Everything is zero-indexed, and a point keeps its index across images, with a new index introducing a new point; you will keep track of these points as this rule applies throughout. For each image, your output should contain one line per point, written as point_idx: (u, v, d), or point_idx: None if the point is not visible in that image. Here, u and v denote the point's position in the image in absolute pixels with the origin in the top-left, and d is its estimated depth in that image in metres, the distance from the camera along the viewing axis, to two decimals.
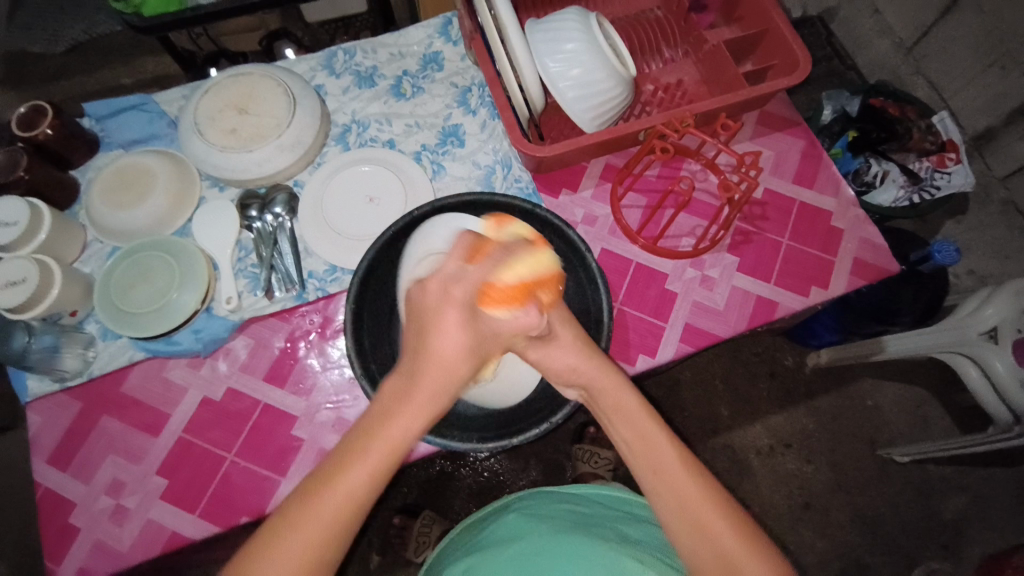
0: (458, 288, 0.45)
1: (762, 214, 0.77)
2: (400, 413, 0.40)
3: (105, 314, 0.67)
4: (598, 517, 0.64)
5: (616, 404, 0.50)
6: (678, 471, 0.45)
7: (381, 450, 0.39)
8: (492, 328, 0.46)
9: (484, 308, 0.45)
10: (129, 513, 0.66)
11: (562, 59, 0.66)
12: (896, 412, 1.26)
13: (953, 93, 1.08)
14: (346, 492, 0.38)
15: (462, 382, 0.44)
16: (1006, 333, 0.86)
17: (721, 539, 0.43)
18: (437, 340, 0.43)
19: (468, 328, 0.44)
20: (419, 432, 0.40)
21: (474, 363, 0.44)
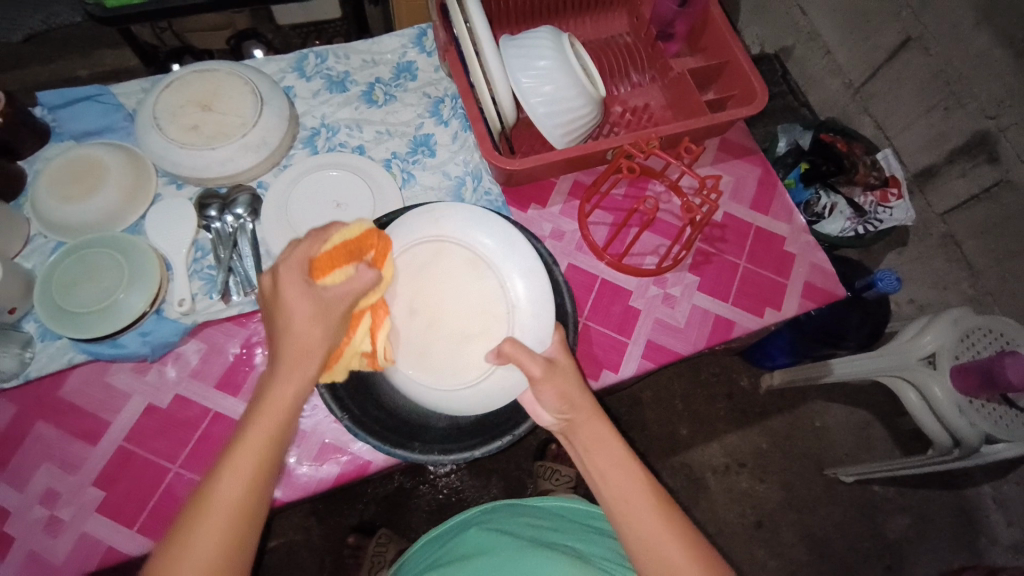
0: (285, 267, 0.48)
1: (721, 237, 0.79)
2: (270, 392, 0.46)
3: (45, 313, 0.63)
4: (559, 533, 0.64)
5: (596, 440, 0.52)
6: (650, 504, 0.50)
7: (253, 442, 0.44)
8: (333, 289, 0.49)
9: (316, 279, 0.49)
10: (60, 527, 0.62)
11: (534, 76, 0.67)
12: (843, 433, 1.31)
13: (896, 133, 1.16)
14: (221, 492, 0.43)
15: (320, 349, 0.48)
16: (944, 359, 0.93)
17: (687, 566, 0.48)
18: (288, 324, 0.47)
19: (309, 298, 0.48)
20: (293, 398, 0.47)
21: (324, 326, 0.48)
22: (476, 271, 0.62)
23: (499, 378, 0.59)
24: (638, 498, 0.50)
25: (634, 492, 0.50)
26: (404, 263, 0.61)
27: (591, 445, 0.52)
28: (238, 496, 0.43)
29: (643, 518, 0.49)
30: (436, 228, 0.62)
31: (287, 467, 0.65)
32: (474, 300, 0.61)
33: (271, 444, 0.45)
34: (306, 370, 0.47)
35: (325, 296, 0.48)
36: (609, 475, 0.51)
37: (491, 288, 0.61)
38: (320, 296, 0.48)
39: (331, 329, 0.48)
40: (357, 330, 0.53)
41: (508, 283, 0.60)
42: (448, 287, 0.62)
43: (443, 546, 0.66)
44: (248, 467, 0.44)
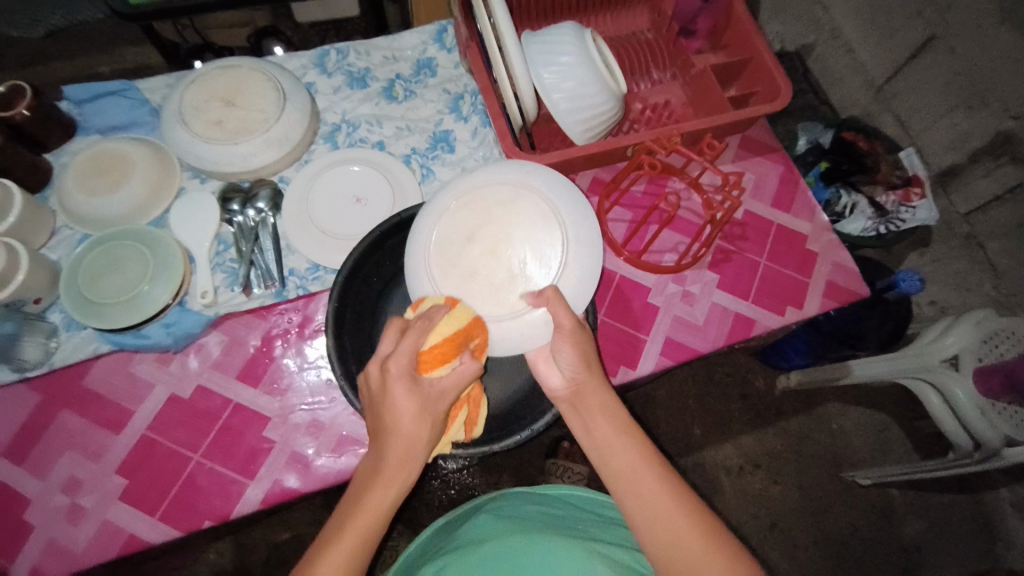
0: (395, 364, 0.48)
1: (741, 235, 0.79)
2: (373, 486, 0.48)
3: (72, 304, 0.65)
4: (571, 520, 0.64)
5: (602, 409, 0.54)
6: (648, 472, 0.51)
7: (348, 536, 0.47)
8: (439, 388, 0.50)
9: (423, 373, 0.50)
10: (85, 513, 0.63)
11: (556, 71, 0.67)
12: (860, 435, 1.29)
13: (919, 132, 1.14)
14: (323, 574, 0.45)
15: (423, 444, 0.49)
16: (967, 361, 0.91)
17: (683, 531, 0.49)
18: (392, 423, 0.48)
19: (416, 398, 0.48)
20: (395, 497, 0.48)
21: (428, 423, 0.49)
22: (546, 223, 0.61)
23: (523, 325, 0.59)
24: (639, 467, 0.52)
25: (635, 461, 0.52)
26: (478, 193, 0.63)
27: (596, 414, 0.54)
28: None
29: (643, 484, 0.51)
30: (523, 176, 0.63)
31: (306, 459, 0.66)
32: (536, 250, 0.61)
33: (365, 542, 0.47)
34: (408, 472, 0.48)
35: (431, 397, 0.49)
36: (614, 442, 0.53)
37: (554, 244, 0.61)
38: (426, 395, 0.49)
39: (433, 431, 0.49)
40: (455, 423, 0.54)
41: (570, 244, 0.60)
42: (515, 228, 0.61)
43: (453, 532, 0.66)
44: (341, 562, 0.46)
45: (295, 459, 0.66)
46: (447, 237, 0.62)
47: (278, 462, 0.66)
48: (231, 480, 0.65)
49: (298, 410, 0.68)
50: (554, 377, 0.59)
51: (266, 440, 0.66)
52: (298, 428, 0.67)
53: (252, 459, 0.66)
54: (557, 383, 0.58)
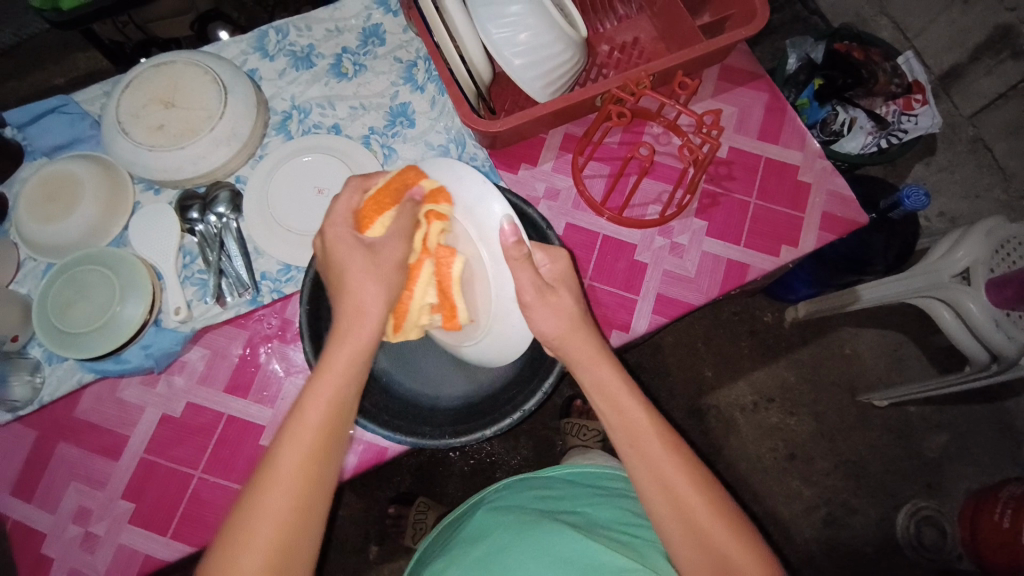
0: (335, 225, 0.53)
1: (728, 174, 0.74)
2: (334, 350, 0.48)
3: (48, 337, 0.63)
4: (568, 502, 0.63)
5: (602, 377, 0.53)
6: (656, 441, 0.51)
7: (319, 405, 0.46)
8: (381, 240, 0.53)
9: (363, 230, 0.54)
10: (100, 539, 0.64)
11: (507, 24, 0.61)
12: (873, 357, 1.27)
13: (918, 32, 1.08)
14: (288, 440, 0.45)
15: (375, 299, 0.50)
16: (978, 273, 0.87)
17: (689, 498, 0.49)
18: (346, 278, 0.51)
19: (360, 247, 0.52)
20: (355, 357, 0.48)
21: (374, 273, 0.51)
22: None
23: (499, 321, 0.59)
24: (649, 439, 0.51)
25: (645, 431, 0.51)
26: None
27: (615, 391, 0.53)
28: (308, 456, 0.45)
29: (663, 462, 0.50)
30: None
31: None
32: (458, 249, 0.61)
33: (340, 395, 0.47)
34: (368, 327, 0.50)
35: (378, 249, 0.52)
36: (622, 409, 0.52)
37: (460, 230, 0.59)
38: (372, 249, 0.52)
39: (388, 284, 0.52)
40: (417, 282, 0.58)
41: (469, 216, 0.58)
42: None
43: (458, 528, 0.66)
44: (318, 417, 0.46)
45: None
46: None
47: None
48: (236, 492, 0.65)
49: None
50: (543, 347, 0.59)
51: (264, 448, 0.66)
52: None
53: (253, 468, 0.66)
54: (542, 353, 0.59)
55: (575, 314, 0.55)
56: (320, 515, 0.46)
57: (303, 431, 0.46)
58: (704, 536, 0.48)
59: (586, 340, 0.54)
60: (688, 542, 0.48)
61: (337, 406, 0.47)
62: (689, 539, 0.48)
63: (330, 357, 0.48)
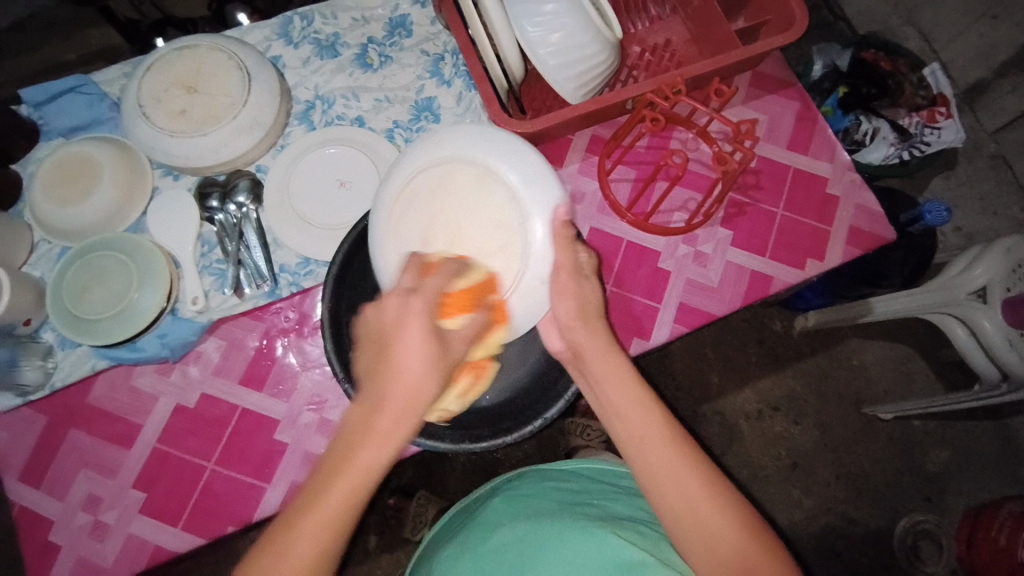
0: (413, 304, 0.46)
1: (756, 184, 0.73)
2: (368, 440, 0.43)
3: (61, 322, 0.62)
4: (586, 495, 0.63)
5: (606, 369, 0.51)
6: (661, 438, 0.49)
7: (327, 517, 0.41)
8: (455, 341, 0.49)
9: (443, 318, 0.49)
10: (110, 528, 0.63)
11: (541, 22, 0.59)
12: (880, 369, 1.27)
13: (944, 45, 1.08)
14: (299, 549, 0.41)
15: (428, 398, 0.45)
16: (995, 292, 0.87)
17: (692, 492, 0.47)
18: (399, 368, 0.44)
19: (435, 338, 0.46)
20: (389, 459, 0.43)
21: (437, 377, 0.46)
22: (484, 186, 0.59)
23: (523, 298, 0.56)
24: (653, 432, 0.49)
25: (647, 426, 0.49)
26: (412, 188, 0.59)
27: (618, 381, 0.51)
28: (304, 563, 0.41)
29: (665, 453, 0.48)
30: (437, 148, 0.59)
31: (319, 459, 0.65)
32: (489, 219, 0.58)
33: (356, 499, 0.42)
34: (399, 437, 0.44)
35: (449, 343, 0.48)
36: (625, 403, 0.50)
37: (503, 204, 0.58)
38: (445, 347, 0.47)
39: (439, 386, 0.46)
40: (456, 386, 0.55)
41: (520, 191, 0.58)
42: (462, 208, 0.59)
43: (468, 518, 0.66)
44: (322, 540, 0.41)
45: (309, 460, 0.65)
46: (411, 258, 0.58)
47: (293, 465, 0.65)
48: (249, 485, 0.64)
49: (305, 411, 0.66)
50: (555, 337, 0.57)
51: (278, 442, 0.65)
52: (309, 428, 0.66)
53: (266, 462, 0.65)
54: (557, 344, 0.56)
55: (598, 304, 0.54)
56: None
57: (317, 534, 0.41)
58: (702, 524, 0.46)
59: (602, 327, 0.54)
60: (691, 536, 0.46)
61: (351, 515, 0.42)
62: (687, 527, 0.47)
63: (354, 452, 0.43)
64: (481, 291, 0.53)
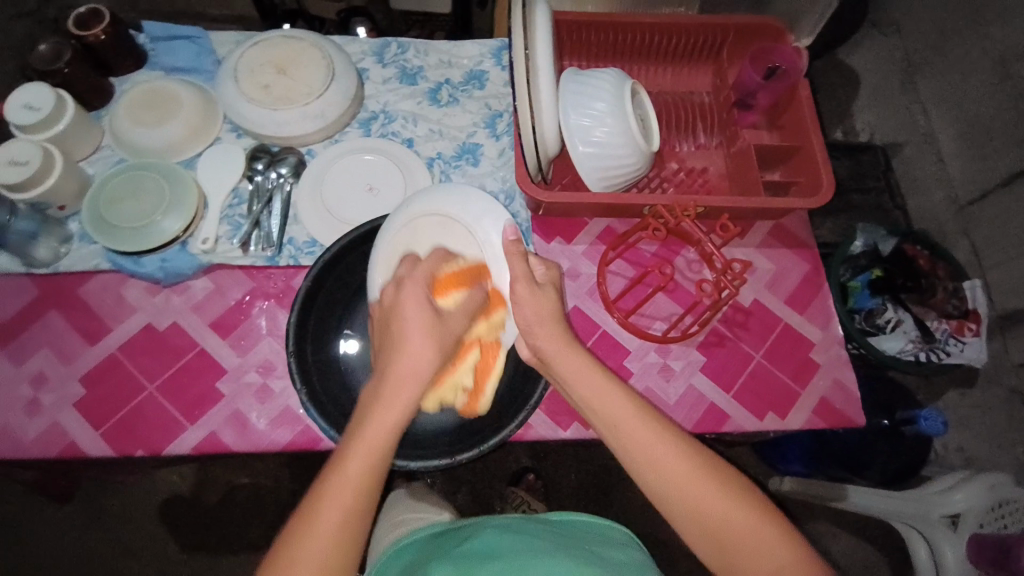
0: (409, 276, 0.55)
1: (743, 323, 0.75)
2: (382, 402, 0.49)
3: (89, 218, 0.69)
4: (577, 542, 0.55)
5: (568, 360, 0.55)
6: (637, 426, 0.51)
7: (354, 459, 0.46)
8: (448, 313, 0.56)
9: (438, 298, 0.57)
10: (43, 407, 0.67)
11: (588, 116, 0.67)
12: (843, 567, 1.19)
13: (992, 264, 1.04)
14: (331, 498, 0.45)
15: (427, 371, 0.51)
16: (969, 523, 0.83)
17: (677, 471, 0.48)
18: (405, 339, 0.51)
19: (430, 307, 0.54)
20: (399, 416, 0.49)
21: (436, 346, 0.52)
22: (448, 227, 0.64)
23: (496, 323, 0.62)
24: (627, 419, 0.51)
25: (621, 413, 0.52)
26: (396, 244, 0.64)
27: (586, 375, 0.54)
28: (333, 529, 0.44)
29: (653, 449, 0.50)
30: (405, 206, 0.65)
31: (245, 420, 0.67)
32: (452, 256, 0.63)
33: (377, 466, 0.47)
34: (407, 400, 0.49)
35: (443, 320, 0.54)
36: (597, 390, 0.53)
37: (464, 240, 0.63)
38: (438, 318, 0.54)
39: (440, 351, 0.52)
40: (463, 363, 0.61)
41: (476, 225, 0.63)
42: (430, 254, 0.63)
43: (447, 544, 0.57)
44: (350, 483, 0.46)
45: (235, 418, 0.68)
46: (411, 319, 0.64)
47: (219, 416, 0.68)
48: (174, 419, 0.67)
49: (252, 372, 0.70)
50: (523, 343, 0.60)
51: (216, 390, 0.69)
52: (248, 389, 0.69)
53: (198, 405, 0.68)
54: (524, 351, 0.60)
55: (558, 308, 0.57)
56: (352, 570, 0.45)
57: (348, 486, 0.45)
58: (711, 520, 0.47)
59: (562, 329, 0.56)
60: (688, 515, 0.48)
61: (380, 459, 0.47)
62: (696, 521, 0.48)
63: (366, 415, 0.48)
64: (475, 276, 0.61)
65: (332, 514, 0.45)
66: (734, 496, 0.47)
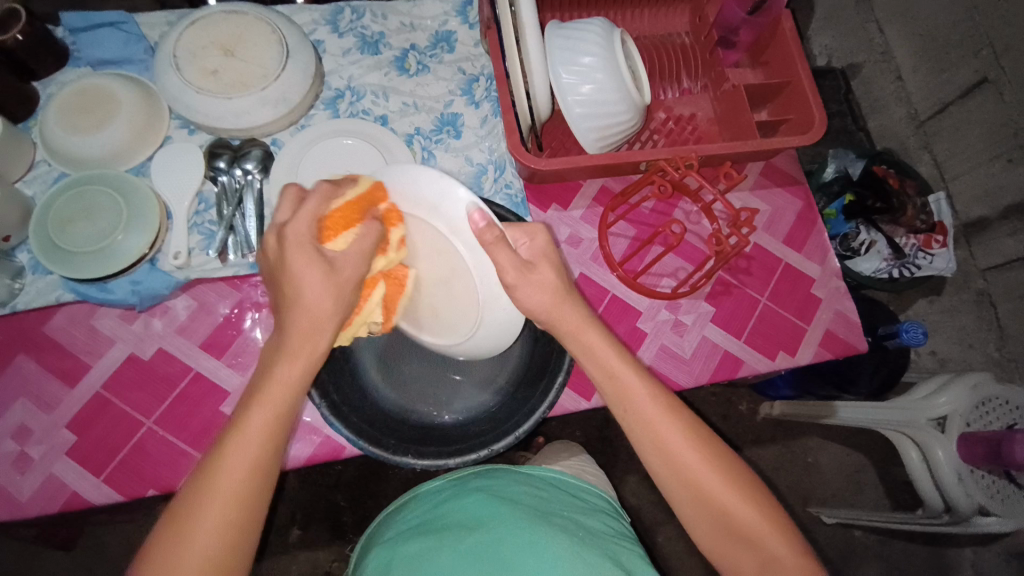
0: (291, 231, 0.46)
1: (746, 268, 0.75)
2: (286, 355, 0.45)
3: (39, 246, 0.61)
4: (556, 504, 0.54)
5: (578, 336, 0.51)
6: (649, 409, 0.49)
7: (253, 432, 0.43)
8: (342, 256, 0.48)
9: (326, 243, 0.48)
10: (33, 462, 0.61)
11: (576, 72, 0.63)
12: (834, 473, 1.27)
13: (953, 177, 1.06)
14: (225, 466, 0.41)
15: (331, 317, 0.47)
16: (955, 423, 0.86)
17: (682, 453, 0.48)
18: (300, 290, 0.46)
19: (320, 263, 0.46)
20: (302, 371, 0.46)
21: (337, 295, 0.47)
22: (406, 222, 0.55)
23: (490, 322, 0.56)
24: (643, 401, 0.49)
25: (637, 394, 0.49)
26: None
27: (598, 356, 0.50)
28: (235, 486, 0.41)
29: (664, 430, 0.48)
30: None
31: None
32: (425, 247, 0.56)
33: (279, 420, 0.44)
34: (314, 346, 0.46)
35: (337, 265, 0.47)
36: (619, 371, 0.50)
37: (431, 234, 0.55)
38: (331, 263, 0.47)
39: (341, 301, 0.47)
40: (369, 300, 0.54)
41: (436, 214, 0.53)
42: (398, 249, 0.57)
43: (432, 506, 0.55)
44: (252, 449, 0.42)
45: None
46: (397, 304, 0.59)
47: None
48: (182, 452, 0.63)
49: None
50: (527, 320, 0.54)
51: (222, 415, 0.65)
52: None
53: (205, 433, 0.64)
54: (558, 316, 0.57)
55: (544, 282, 0.50)
56: (250, 540, 0.42)
57: (244, 451, 0.42)
58: (711, 503, 0.47)
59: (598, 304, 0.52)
60: (686, 494, 0.48)
61: (279, 422, 0.44)
62: (695, 504, 0.47)
63: (269, 374, 0.45)
64: (362, 200, 0.52)
65: (235, 466, 0.42)
66: (733, 479, 0.47)
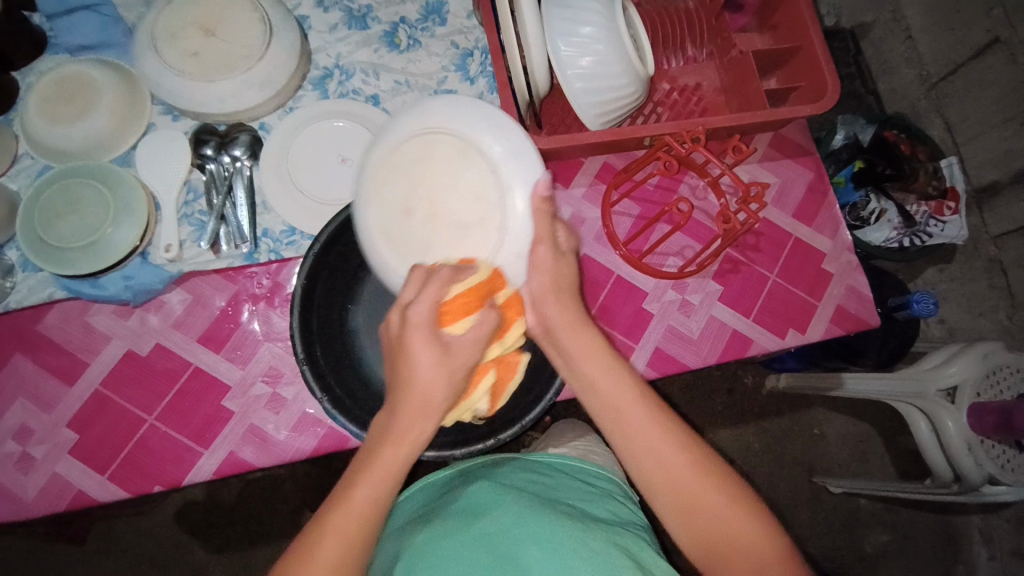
0: (415, 314, 0.42)
1: (755, 245, 0.73)
2: (387, 442, 0.42)
3: (26, 243, 0.60)
4: (563, 491, 0.53)
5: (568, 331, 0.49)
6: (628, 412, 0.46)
7: (354, 512, 0.41)
8: (461, 343, 0.42)
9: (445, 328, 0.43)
10: (36, 462, 0.61)
11: (575, 43, 0.59)
12: (839, 444, 1.27)
13: (965, 141, 1.01)
14: (325, 550, 0.40)
15: (440, 405, 0.42)
16: (966, 394, 0.85)
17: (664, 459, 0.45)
18: (411, 374, 0.41)
19: (431, 352, 0.41)
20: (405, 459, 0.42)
21: (448, 383, 0.42)
22: (467, 158, 0.54)
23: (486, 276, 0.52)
24: (622, 402, 0.46)
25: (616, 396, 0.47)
26: (394, 156, 0.55)
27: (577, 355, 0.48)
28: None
29: (645, 438, 0.45)
30: (426, 120, 0.55)
31: (262, 434, 0.63)
32: (468, 188, 0.54)
33: (378, 500, 0.41)
34: (418, 433, 0.42)
35: (451, 352, 0.42)
36: (600, 372, 0.47)
37: (483, 177, 0.54)
38: (446, 349, 0.42)
39: (452, 390, 0.42)
40: (478, 388, 0.46)
41: (501, 166, 0.54)
42: (438, 180, 0.54)
43: (438, 495, 0.55)
44: (345, 539, 0.40)
45: (252, 433, 0.63)
46: (384, 219, 0.54)
47: (234, 434, 0.63)
48: (185, 447, 0.62)
49: (259, 382, 0.65)
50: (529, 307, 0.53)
51: (224, 409, 0.64)
52: (259, 400, 0.64)
53: (208, 427, 0.63)
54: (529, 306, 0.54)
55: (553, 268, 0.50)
56: None
57: (340, 537, 0.40)
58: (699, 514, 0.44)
59: None
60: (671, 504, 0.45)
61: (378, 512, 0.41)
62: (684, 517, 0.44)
63: (372, 458, 0.42)
64: (488, 286, 0.46)
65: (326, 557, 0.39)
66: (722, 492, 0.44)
